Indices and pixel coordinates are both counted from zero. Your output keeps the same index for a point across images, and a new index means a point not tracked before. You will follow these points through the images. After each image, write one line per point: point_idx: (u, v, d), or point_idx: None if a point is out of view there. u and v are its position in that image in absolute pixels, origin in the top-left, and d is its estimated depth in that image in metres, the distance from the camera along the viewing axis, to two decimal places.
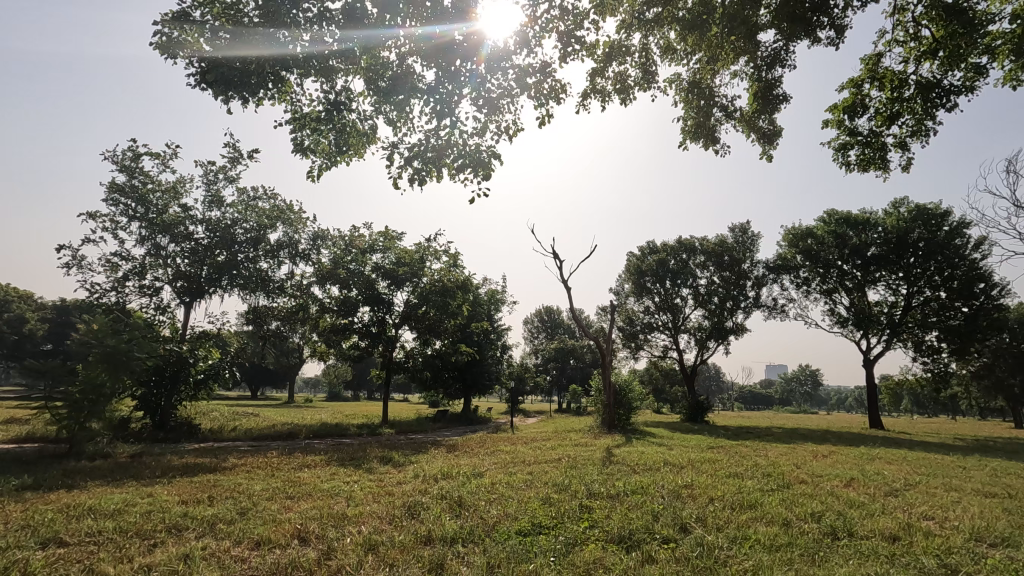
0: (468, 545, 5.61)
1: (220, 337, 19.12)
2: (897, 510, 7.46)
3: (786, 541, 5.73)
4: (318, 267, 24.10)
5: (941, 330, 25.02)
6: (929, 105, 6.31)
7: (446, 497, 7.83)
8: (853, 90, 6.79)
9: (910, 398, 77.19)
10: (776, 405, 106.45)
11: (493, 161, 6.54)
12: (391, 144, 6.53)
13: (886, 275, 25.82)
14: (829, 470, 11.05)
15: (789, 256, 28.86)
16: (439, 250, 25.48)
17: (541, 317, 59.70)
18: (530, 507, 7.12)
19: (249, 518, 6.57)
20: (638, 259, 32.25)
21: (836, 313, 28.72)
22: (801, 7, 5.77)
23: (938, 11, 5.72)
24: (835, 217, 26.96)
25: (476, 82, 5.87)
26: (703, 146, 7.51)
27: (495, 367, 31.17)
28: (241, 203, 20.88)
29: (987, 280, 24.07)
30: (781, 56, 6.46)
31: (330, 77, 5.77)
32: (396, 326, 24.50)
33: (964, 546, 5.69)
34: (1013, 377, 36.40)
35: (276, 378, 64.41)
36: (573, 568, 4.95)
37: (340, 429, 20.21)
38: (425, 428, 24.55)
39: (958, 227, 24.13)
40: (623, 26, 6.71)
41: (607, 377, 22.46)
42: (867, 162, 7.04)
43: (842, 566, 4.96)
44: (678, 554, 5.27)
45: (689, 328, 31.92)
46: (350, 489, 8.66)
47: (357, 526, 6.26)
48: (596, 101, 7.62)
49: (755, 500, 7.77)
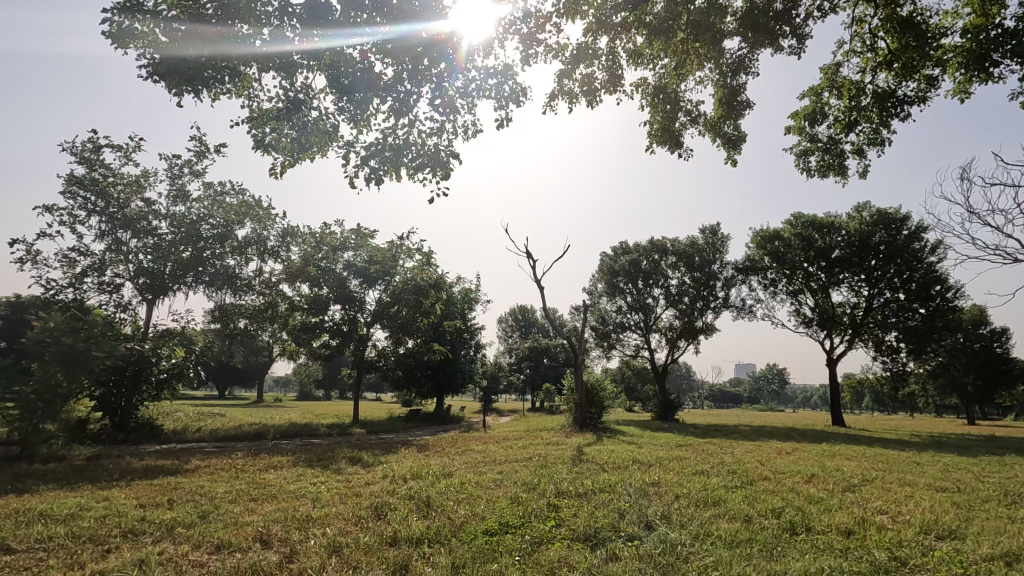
0: (435, 545, 5.60)
1: (185, 336, 18.62)
2: (854, 505, 7.72)
3: (747, 537, 5.87)
4: (288, 265, 23.71)
5: (900, 331, 25.90)
6: (885, 114, 6.53)
7: (414, 497, 7.79)
8: (813, 98, 6.97)
9: (870, 397, 79.80)
10: (744, 403, 108.86)
11: (451, 161, 6.49)
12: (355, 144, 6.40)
13: (849, 276, 26.59)
14: (790, 466, 11.35)
15: (758, 257, 29.52)
16: (411, 248, 25.39)
17: (515, 317, 59.82)
18: (498, 507, 7.13)
19: (210, 522, 6.42)
20: (611, 259, 32.61)
21: (801, 313, 29.48)
22: (764, 16, 5.90)
23: (893, 24, 5.89)
24: (801, 220, 27.62)
25: (440, 83, 5.85)
26: (668, 150, 7.58)
27: (468, 366, 31.10)
28: (207, 198, 20.39)
29: (943, 283, 25.00)
30: (745, 63, 6.61)
31: (292, 74, 5.67)
32: (368, 325, 24.24)
33: (913, 539, 5.92)
34: (966, 376, 38.01)
35: (244, 378, 62.98)
36: (538, 567, 4.98)
37: (310, 429, 19.90)
38: (397, 427, 24.38)
39: (916, 231, 25.02)
40: (589, 29, 6.70)
41: (579, 376, 22.64)
42: (827, 167, 7.24)
43: (799, 561, 5.10)
44: (642, 552, 5.36)
45: (660, 328, 32.39)
46: (317, 490, 8.56)
47: (321, 528, 6.17)
48: (564, 103, 7.64)
49: (719, 497, 7.94)
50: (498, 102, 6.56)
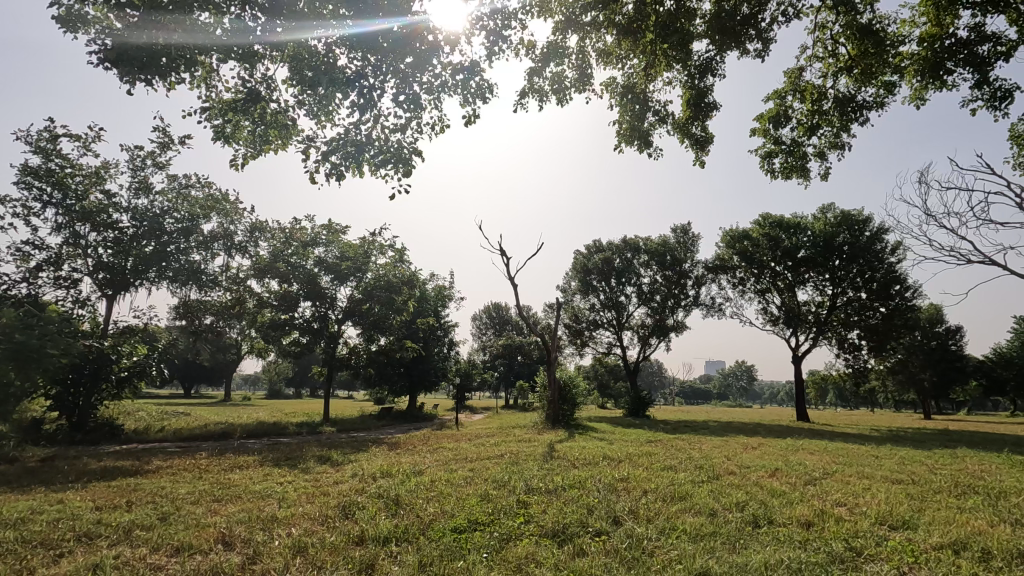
0: (402, 545, 5.55)
1: (149, 333, 18.06)
2: (814, 497, 7.97)
3: (710, 531, 5.99)
4: (256, 261, 23.18)
5: (862, 329, 26.71)
6: (845, 118, 6.71)
7: (383, 496, 7.69)
8: (777, 101, 7.12)
9: (833, 393, 82.33)
10: (714, 399, 111.16)
11: (414, 157, 6.44)
12: (317, 138, 6.28)
13: (814, 276, 27.33)
14: (756, 461, 11.61)
15: (727, 257, 30.10)
16: (384, 245, 25.13)
17: (490, 314, 59.81)
18: (467, 504, 7.13)
19: (170, 524, 6.25)
20: (584, 257, 32.82)
21: (768, 312, 30.19)
22: (730, 21, 6.02)
23: (853, 30, 6.03)
24: (769, 221, 28.29)
25: (402, 77, 5.79)
26: (637, 149, 7.66)
27: (441, 364, 30.89)
28: (171, 191, 19.79)
29: (902, 282, 25.94)
30: (711, 65, 6.72)
31: (253, 64, 5.57)
32: (339, 322, 23.93)
33: (869, 529, 6.13)
34: (923, 372, 39.48)
35: (211, 377, 61.24)
36: (505, 564, 4.98)
37: (278, 428, 19.49)
38: (368, 425, 24.14)
39: (878, 232, 25.90)
40: (558, 28, 6.77)
41: (552, 373, 22.78)
42: (790, 170, 7.39)
43: (759, 552, 5.22)
44: (608, 547, 5.42)
45: (632, 325, 32.73)
46: (284, 490, 8.43)
47: (286, 529, 6.06)
48: (534, 101, 7.65)
49: (686, 491, 8.10)
50: (462, 99, 6.54)
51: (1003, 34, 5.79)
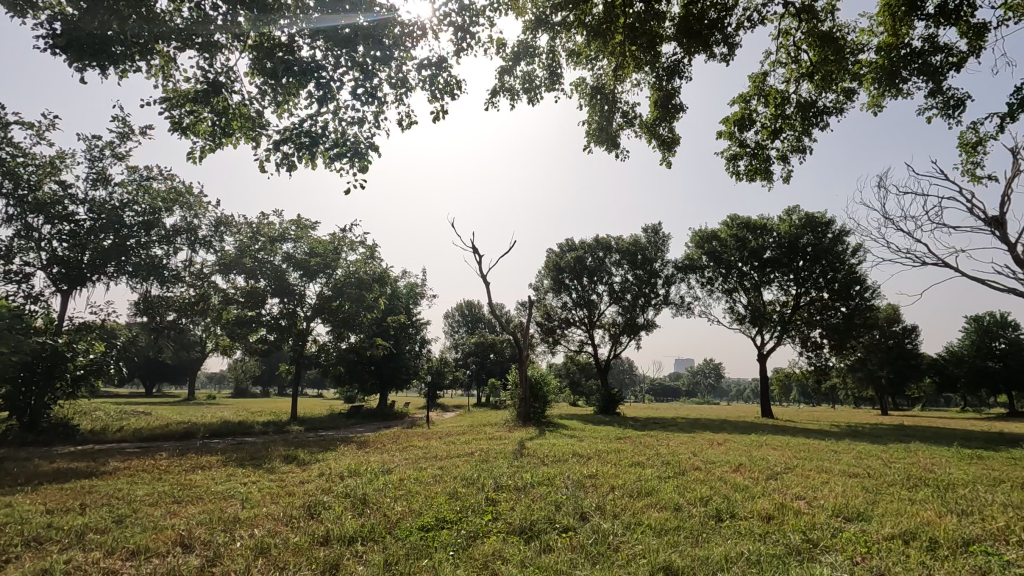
0: (368, 544, 5.49)
1: (107, 329, 17.43)
2: (775, 491, 8.20)
3: (675, 525, 6.10)
4: (221, 256, 22.59)
5: (824, 328, 27.53)
6: (807, 122, 6.89)
7: (350, 495, 7.60)
8: (742, 105, 7.25)
9: (797, 389, 84.95)
10: (683, 397, 113.18)
11: (370, 153, 6.59)
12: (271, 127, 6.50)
13: (779, 276, 28.04)
14: (721, 457, 11.88)
15: (696, 257, 30.69)
16: (354, 241, 24.80)
17: (462, 312, 59.59)
18: (435, 502, 7.10)
19: (127, 526, 6.06)
20: (557, 255, 33.00)
21: (735, 311, 30.87)
22: (698, 23, 6.11)
23: (814, 37, 6.19)
24: (737, 221, 28.88)
25: (365, 72, 5.79)
26: (605, 149, 7.73)
27: (413, 362, 30.64)
28: (132, 182, 19.15)
29: (862, 283, 26.83)
30: (680, 68, 6.76)
31: (213, 55, 5.54)
32: (308, 319, 23.52)
33: (826, 521, 6.34)
34: (881, 370, 40.95)
35: (175, 375, 59.36)
36: (472, 561, 4.97)
37: (244, 427, 19.06)
38: (338, 424, 23.79)
39: (840, 235, 26.72)
40: (528, 27, 6.84)
41: (523, 371, 22.85)
42: (754, 171, 7.53)
43: (720, 546, 5.35)
44: (575, 543, 5.47)
45: (603, 323, 33.06)
46: (248, 490, 8.25)
47: (248, 530, 5.94)
48: (505, 100, 7.65)
49: (652, 487, 8.25)
50: (429, 94, 6.66)
51: (954, 45, 6.01)
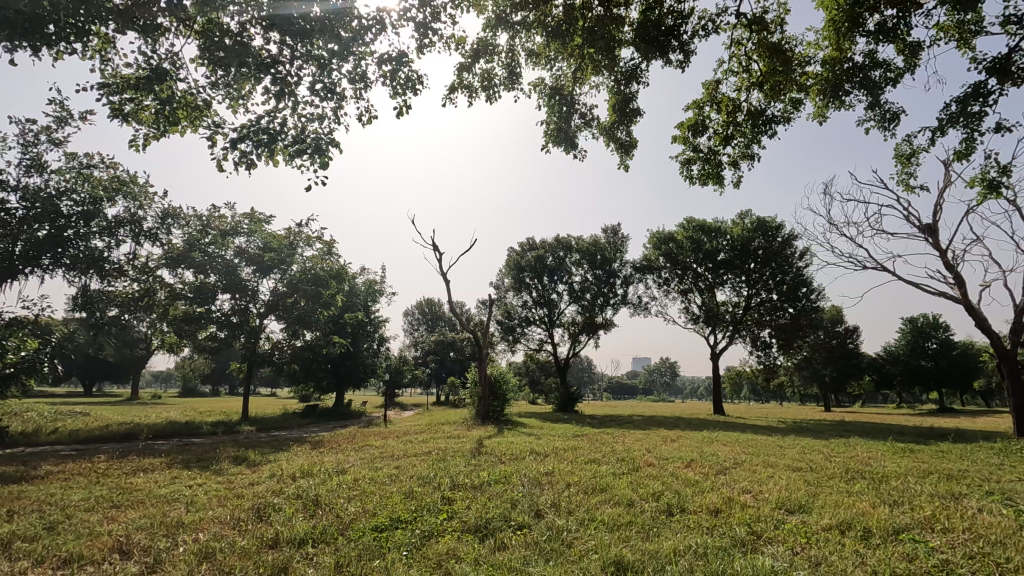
0: (318, 546, 5.39)
1: (41, 325, 16.43)
2: (724, 485, 8.49)
3: (627, 520, 6.23)
4: (168, 249, 21.64)
5: (773, 328, 28.63)
6: (757, 130, 7.14)
7: (302, 496, 7.44)
8: (696, 111, 7.42)
9: (748, 386, 88.10)
10: (640, 395, 115.51)
11: (330, 149, 6.48)
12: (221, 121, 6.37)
13: (732, 277, 28.96)
14: (673, 453, 12.21)
15: (653, 258, 31.40)
16: (311, 237, 24.21)
17: (421, 310, 59.02)
18: (390, 502, 7.02)
19: (61, 533, 5.74)
20: (517, 254, 33.09)
21: (690, 311, 31.72)
22: (654, 30, 6.22)
23: (764, 49, 6.41)
24: (692, 224, 29.70)
25: (321, 66, 5.68)
26: (564, 150, 7.82)
27: (371, 360, 30.15)
28: (70, 170, 18.11)
29: (808, 286, 28.04)
30: (636, 73, 6.90)
31: (155, 39, 5.37)
32: (261, 316, 22.84)
33: (770, 514, 6.59)
34: (825, 368, 42.87)
35: (116, 373, 56.40)
36: (425, 561, 4.95)
37: (191, 428, 18.35)
38: (291, 424, 23.13)
39: (788, 239, 27.84)
40: (488, 25, 6.84)
41: (482, 369, 22.83)
42: (707, 176, 7.74)
43: (670, 539, 5.50)
44: (529, 539, 5.53)
45: (563, 322, 33.40)
46: (193, 493, 7.92)
47: (192, 534, 5.72)
48: (464, 97, 7.62)
49: (607, 483, 8.41)
50: (390, 89, 6.65)
51: (892, 61, 6.33)
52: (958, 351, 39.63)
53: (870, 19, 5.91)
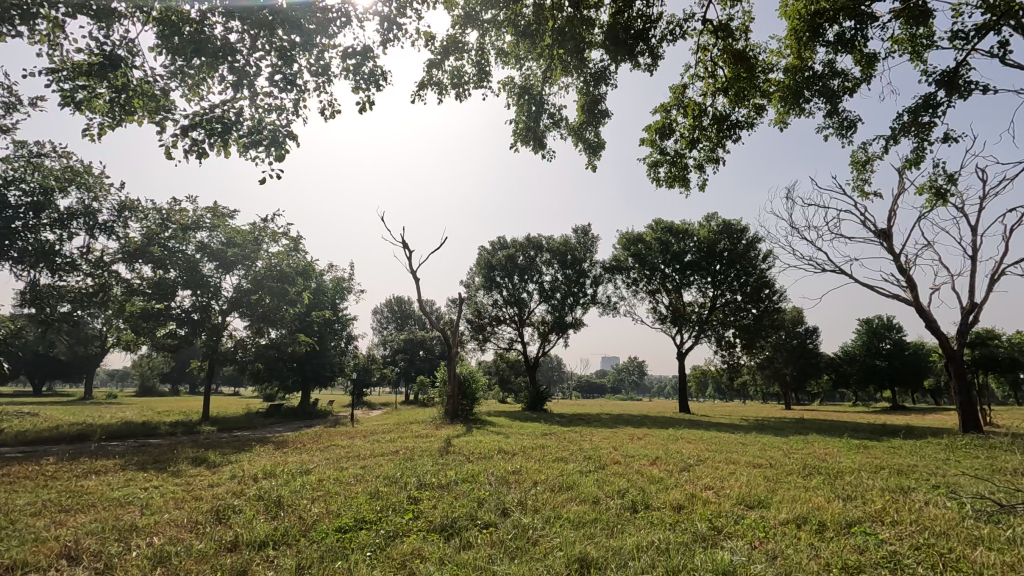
0: (279, 548, 5.28)
1: None
2: (687, 482, 8.66)
3: (592, 518, 6.29)
4: (126, 243, 20.85)
5: (736, 328, 29.33)
6: (721, 135, 7.28)
7: (263, 498, 7.27)
8: (663, 114, 7.51)
9: (713, 385, 90.01)
10: (609, 394, 116.91)
11: (288, 142, 6.34)
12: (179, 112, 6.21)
13: (698, 278, 29.52)
14: (639, 451, 12.39)
15: (623, 259, 31.78)
16: (276, 232, 23.68)
17: (391, 308, 58.44)
18: (355, 502, 6.93)
19: (3, 539, 5.48)
20: (488, 253, 33.06)
21: (657, 311, 32.22)
22: (623, 33, 6.28)
23: (729, 55, 6.53)
24: (661, 225, 30.22)
25: (285, 57, 5.57)
26: (532, 149, 7.82)
27: (338, 359, 29.67)
28: (18, 159, 17.27)
29: (771, 287, 28.83)
30: (605, 75, 6.95)
31: (108, 24, 5.20)
32: (223, 313, 22.25)
33: (730, 509, 6.76)
34: (786, 367, 44.19)
35: (68, 373, 54.00)
36: (389, 561, 4.90)
37: (148, 428, 17.74)
38: (254, 424, 22.56)
39: (752, 241, 28.57)
40: (457, 22, 6.80)
41: (452, 368, 22.72)
42: (672, 179, 7.86)
43: (634, 536, 5.59)
44: (494, 538, 5.53)
45: (533, 321, 33.50)
46: (148, 495, 7.66)
47: (146, 538, 5.52)
48: (433, 94, 7.55)
49: (573, 481, 8.47)
50: (354, 83, 6.53)
51: (849, 71, 6.54)
52: (910, 351, 41.34)
53: (830, 30, 6.08)
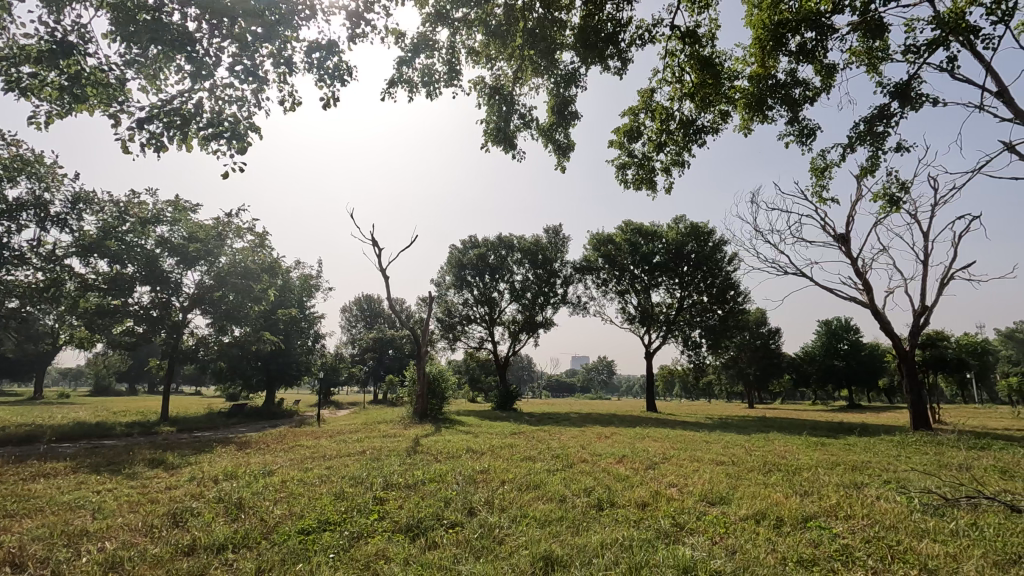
0: (239, 551, 5.16)
1: None
2: (653, 480, 8.81)
3: (557, 516, 6.35)
4: (80, 236, 20.01)
5: (702, 329, 29.95)
6: (687, 139, 7.43)
7: (223, 500, 7.07)
8: (632, 117, 7.60)
9: (679, 385, 91.75)
10: (578, 393, 117.90)
11: (251, 135, 6.19)
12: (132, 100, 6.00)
13: (666, 280, 30.02)
14: (606, 449, 12.54)
15: (593, 259, 32.07)
16: (241, 228, 23.10)
17: (360, 306, 57.67)
18: (319, 504, 6.82)
19: None
20: (459, 252, 32.96)
21: (626, 311, 32.62)
22: (593, 36, 6.35)
23: (696, 61, 6.67)
24: (630, 227, 30.62)
25: (247, 47, 5.43)
26: (501, 149, 7.82)
27: (304, 358, 29.12)
28: None
29: (736, 289, 29.53)
30: (575, 77, 7.01)
31: (59, 8, 4.98)
32: (184, 310, 21.60)
33: (692, 506, 6.90)
34: (749, 367, 45.33)
35: (16, 372, 51.52)
36: (352, 563, 4.83)
37: (103, 429, 17.09)
38: (215, 424, 21.97)
39: (719, 244, 29.19)
40: (427, 20, 6.75)
41: (421, 367, 22.53)
42: (640, 181, 7.97)
43: (599, 533, 5.65)
44: (460, 538, 5.52)
45: (504, 320, 33.51)
46: (101, 499, 7.37)
47: (98, 544, 5.31)
48: (403, 91, 7.46)
49: (540, 480, 8.51)
50: (318, 78, 6.42)
51: (810, 80, 6.74)
52: (866, 351, 42.92)
53: (792, 40, 6.26)
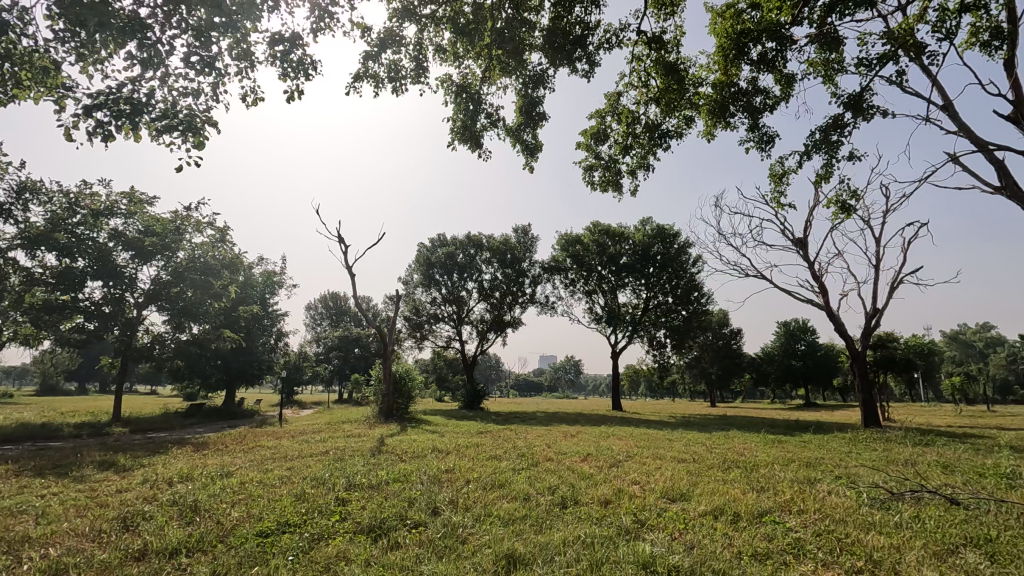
0: (194, 555, 5.00)
1: None
2: (616, 477, 8.94)
3: (521, 514, 6.39)
4: (26, 228, 19.02)
5: (667, 328, 30.53)
6: (652, 142, 7.54)
7: (178, 502, 6.85)
8: (598, 119, 7.70)
9: (644, 384, 93.39)
10: (546, 392, 118.59)
11: (207, 129, 6.03)
12: (76, 87, 5.78)
13: (632, 280, 30.48)
14: (571, 448, 12.67)
15: (561, 259, 32.33)
16: (200, 222, 22.40)
17: (326, 304, 56.62)
18: (278, 505, 6.68)
19: None
20: (428, 250, 32.74)
21: (593, 311, 32.99)
22: (561, 38, 6.40)
23: (661, 66, 6.79)
24: (598, 228, 30.95)
25: (204, 36, 5.27)
26: (468, 148, 7.80)
27: (267, 356, 28.46)
28: None
29: (699, 290, 30.19)
30: (543, 79, 7.05)
31: None
32: (139, 307, 20.80)
33: (653, 503, 7.04)
34: (712, 367, 46.39)
35: None
36: (312, 565, 4.75)
37: (49, 431, 16.33)
38: (171, 425, 21.26)
39: (683, 246, 29.80)
40: (395, 15, 6.67)
41: (387, 365, 22.28)
42: (606, 182, 8.07)
43: (562, 531, 5.71)
44: (422, 538, 5.49)
45: (472, 319, 33.43)
46: (45, 503, 7.04)
47: (41, 550, 5.08)
48: (369, 86, 7.35)
49: (505, 479, 8.54)
50: (280, 71, 6.29)
51: (770, 89, 6.95)
52: (822, 351, 44.52)
53: (753, 49, 6.43)
